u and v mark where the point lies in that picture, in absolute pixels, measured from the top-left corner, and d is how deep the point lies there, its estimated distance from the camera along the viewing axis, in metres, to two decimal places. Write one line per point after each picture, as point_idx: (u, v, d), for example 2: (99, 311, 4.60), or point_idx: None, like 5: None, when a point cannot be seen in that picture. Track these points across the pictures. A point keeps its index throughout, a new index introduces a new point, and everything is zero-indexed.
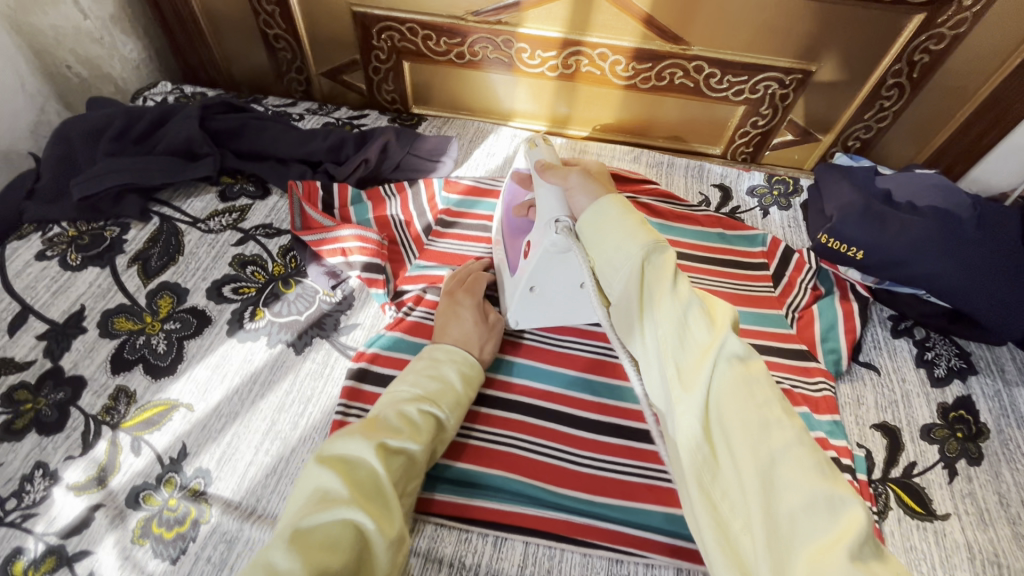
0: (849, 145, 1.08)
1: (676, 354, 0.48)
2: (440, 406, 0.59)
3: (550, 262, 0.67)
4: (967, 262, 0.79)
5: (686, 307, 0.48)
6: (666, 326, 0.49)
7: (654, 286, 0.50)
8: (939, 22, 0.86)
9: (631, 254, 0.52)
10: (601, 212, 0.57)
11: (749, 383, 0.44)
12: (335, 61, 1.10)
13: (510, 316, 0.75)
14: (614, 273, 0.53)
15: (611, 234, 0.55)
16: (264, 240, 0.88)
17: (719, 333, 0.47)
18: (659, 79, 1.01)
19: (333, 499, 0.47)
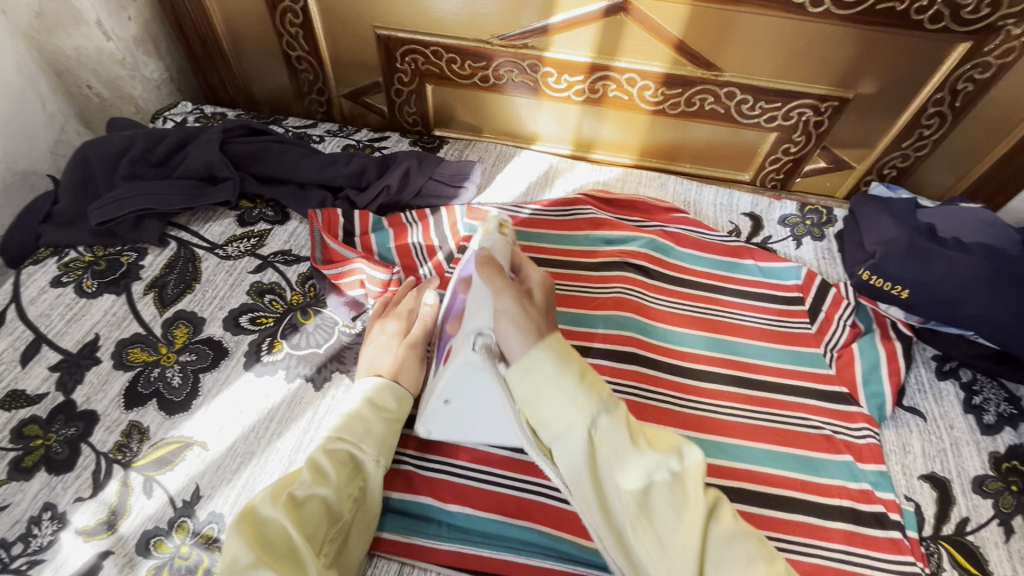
0: (884, 173, 1.04)
1: (660, 529, 0.49)
2: (350, 440, 0.60)
3: (467, 381, 0.59)
4: (1021, 304, 0.75)
5: (638, 466, 0.51)
6: (639, 496, 0.50)
7: (616, 450, 0.51)
8: (985, 51, 0.83)
9: (575, 423, 0.52)
10: (535, 361, 0.54)
11: (730, 535, 0.48)
12: (356, 83, 1.08)
13: (421, 425, 0.65)
14: (559, 431, 0.52)
15: (558, 397, 0.53)
16: (283, 268, 0.86)
17: (678, 478, 0.50)
18: (688, 105, 0.98)
19: (236, 564, 0.48)
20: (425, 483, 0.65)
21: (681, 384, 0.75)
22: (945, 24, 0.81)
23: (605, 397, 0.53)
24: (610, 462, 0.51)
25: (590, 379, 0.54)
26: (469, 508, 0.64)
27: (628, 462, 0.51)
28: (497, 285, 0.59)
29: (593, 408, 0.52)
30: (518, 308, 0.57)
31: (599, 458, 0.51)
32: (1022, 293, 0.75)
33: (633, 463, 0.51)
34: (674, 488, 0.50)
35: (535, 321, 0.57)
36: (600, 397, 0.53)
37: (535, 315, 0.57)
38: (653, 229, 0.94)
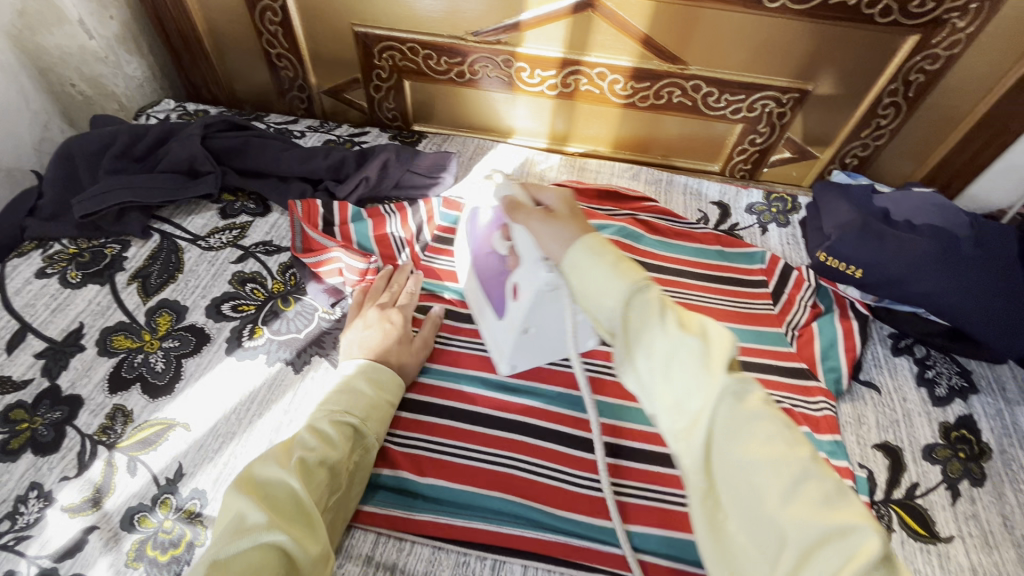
0: (847, 162, 1.08)
1: (683, 405, 0.44)
2: (352, 414, 0.63)
3: (543, 307, 0.65)
4: (966, 281, 0.79)
5: (673, 347, 0.44)
6: (664, 370, 0.44)
7: (654, 334, 0.45)
8: (934, 43, 0.87)
9: (613, 302, 0.46)
10: (576, 258, 0.50)
11: (754, 419, 0.41)
12: (336, 80, 1.11)
13: (505, 361, 0.75)
14: (603, 317, 0.48)
15: (597, 279, 0.48)
16: (264, 258, 0.89)
17: (713, 370, 0.42)
18: (657, 98, 1.02)
19: (250, 525, 0.50)
20: (401, 458, 0.68)
21: None
22: (895, 17, 0.85)
23: (642, 285, 0.46)
24: (648, 345, 0.45)
25: (627, 266, 0.48)
26: (443, 481, 0.67)
27: (657, 340, 0.44)
28: (528, 216, 0.59)
29: (631, 284, 0.46)
30: (563, 232, 0.54)
31: (629, 338, 0.46)
32: (968, 271, 0.79)
33: (665, 343, 0.44)
34: (707, 369, 0.43)
35: (579, 232, 0.54)
36: (636, 281, 0.46)
37: (580, 230, 0.54)
38: (624, 217, 0.97)
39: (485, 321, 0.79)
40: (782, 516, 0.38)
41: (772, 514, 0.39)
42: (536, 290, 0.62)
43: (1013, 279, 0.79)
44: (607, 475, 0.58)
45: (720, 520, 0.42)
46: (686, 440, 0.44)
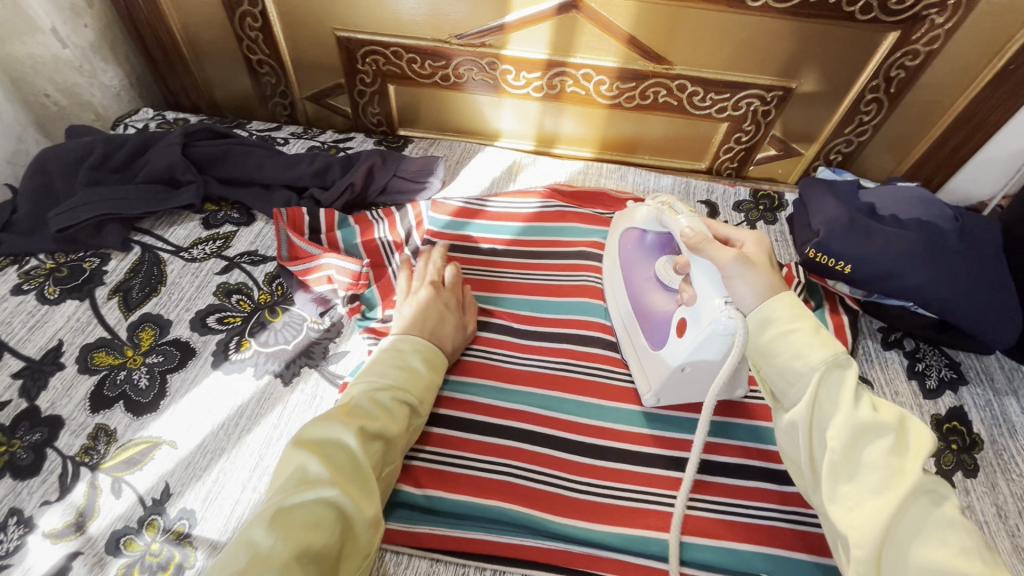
0: (831, 158, 1.09)
1: (864, 492, 0.48)
2: (411, 394, 0.64)
3: (710, 348, 0.61)
4: (953, 274, 0.79)
5: (858, 434, 0.50)
6: (845, 454, 0.50)
7: (829, 410, 0.52)
8: (913, 39, 0.88)
9: (810, 369, 0.53)
10: (768, 317, 0.56)
11: (940, 520, 0.45)
12: (319, 85, 1.09)
13: (652, 393, 0.71)
14: (787, 385, 0.55)
15: (793, 341, 0.54)
16: (249, 268, 0.87)
17: (910, 466, 0.48)
18: (643, 98, 1.02)
19: (312, 478, 0.52)
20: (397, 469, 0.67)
21: None
22: (875, 15, 0.86)
23: (844, 361, 0.53)
24: (834, 431, 0.50)
25: (830, 340, 0.54)
26: (439, 491, 0.65)
27: (842, 420, 0.51)
28: (720, 254, 0.60)
29: (836, 357, 0.53)
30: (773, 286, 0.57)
31: (818, 413, 0.53)
32: (955, 263, 0.80)
33: (853, 425, 0.50)
34: (899, 461, 0.49)
35: (771, 286, 0.57)
36: (842, 360, 0.53)
37: (774, 284, 0.58)
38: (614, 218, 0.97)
39: (632, 348, 0.77)
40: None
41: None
42: (710, 330, 0.59)
43: (997, 271, 0.80)
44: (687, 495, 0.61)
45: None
46: (853, 524, 0.48)
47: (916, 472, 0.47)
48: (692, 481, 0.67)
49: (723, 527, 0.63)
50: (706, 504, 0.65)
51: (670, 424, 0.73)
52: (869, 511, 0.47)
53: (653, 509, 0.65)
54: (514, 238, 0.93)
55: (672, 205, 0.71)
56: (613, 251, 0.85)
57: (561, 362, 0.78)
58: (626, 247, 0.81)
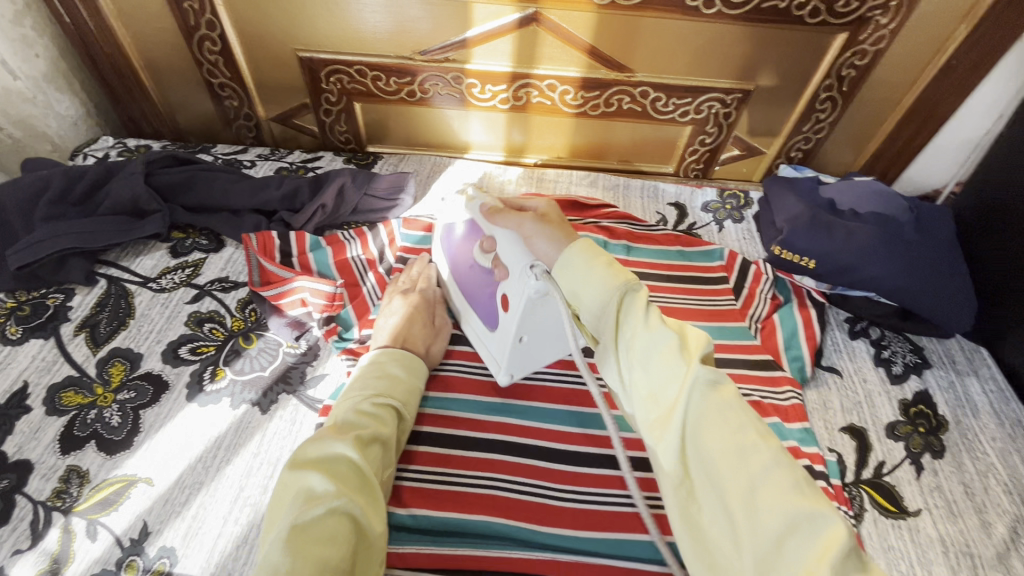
0: (792, 155, 1.12)
1: (660, 397, 0.47)
2: (394, 398, 0.65)
3: (534, 313, 0.65)
4: (911, 264, 0.83)
5: (651, 343, 0.49)
6: (643, 366, 0.49)
7: (627, 329, 0.51)
8: (861, 39, 0.92)
9: (607, 299, 0.51)
10: (569, 261, 0.55)
11: (727, 409, 0.44)
12: (284, 106, 1.09)
13: (504, 372, 0.74)
14: (599, 320, 0.52)
15: (591, 276, 0.53)
16: (221, 295, 0.86)
17: (692, 362, 0.47)
18: (607, 105, 1.04)
19: (320, 494, 0.51)
20: None
21: None
22: (823, 17, 0.89)
23: (635, 282, 0.51)
24: (637, 347, 0.49)
25: (619, 269, 0.53)
26: (425, 509, 0.65)
27: (637, 335, 0.50)
28: (519, 220, 0.63)
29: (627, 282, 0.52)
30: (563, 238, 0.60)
31: (621, 336, 0.51)
32: (912, 253, 0.83)
33: (648, 339, 0.49)
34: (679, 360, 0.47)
35: (569, 237, 0.60)
36: (631, 279, 0.52)
37: (568, 235, 0.61)
38: (586, 224, 0.98)
39: (477, 336, 0.79)
40: (752, 492, 0.41)
41: (744, 494, 0.41)
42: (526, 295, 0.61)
43: (950, 259, 0.85)
44: (638, 491, 0.52)
45: (689, 504, 0.45)
46: (659, 434, 0.47)
47: (695, 366, 0.46)
48: None
49: None
50: None
51: None
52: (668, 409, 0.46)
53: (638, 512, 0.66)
54: None
55: (467, 188, 0.74)
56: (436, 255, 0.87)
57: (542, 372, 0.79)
58: (442, 242, 0.82)
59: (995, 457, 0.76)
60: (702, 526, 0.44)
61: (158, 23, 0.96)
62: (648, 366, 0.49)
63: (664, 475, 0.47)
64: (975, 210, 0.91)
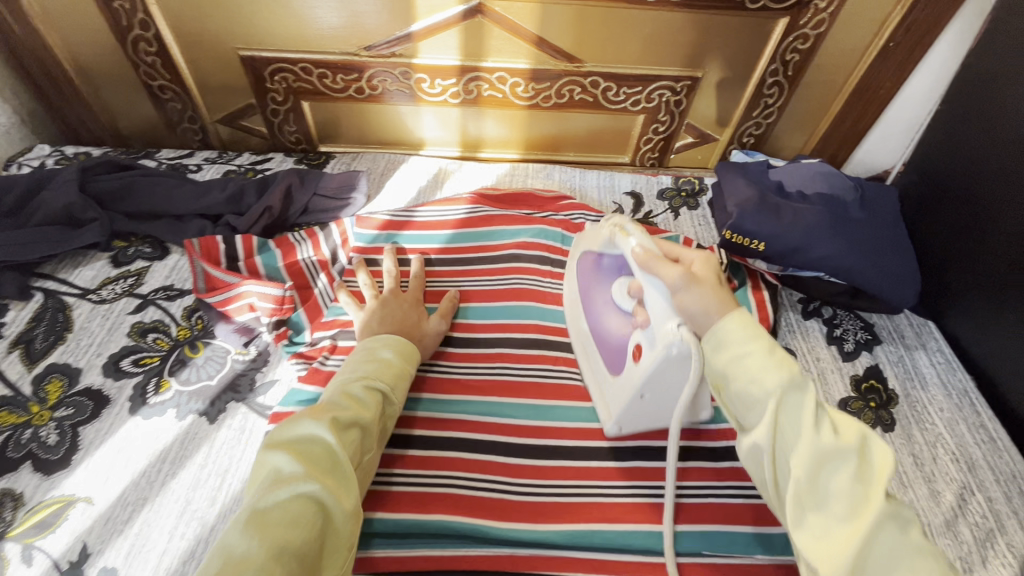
0: (745, 141, 1.14)
1: (826, 515, 0.46)
2: (382, 381, 0.63)
3: (666, 372, 0.62)
4: (854, 242, 0.84)
5: (825, 459, 0.48)
6: (812, 481, 0.47)
7: (788, 432, 0.49)
8: (801, 24, 0.94)
9: (765, 394, 0.50)
10: (722, 336, 0.54)
11: (912, 551, 0.44)
12: (229, 107, 1.06)
13: (612, 422, 0.70)
14: (748, 410, 0.51)
15: (745, 362, 0.52)
16: (165, 304, 0.83)
17: (875, 492, 0.46)
18: (559, 97, 1.04)
19: (287, 477, 0.50)
20: None
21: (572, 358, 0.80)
22: (763, 3, 0.90)
23: (798, 377, 0.50)
24: (805, 461, 0.47)
25: (783, 359, 0.51)
26: (378, 512, 0.64)
27: (806, 444, 0.48)
28: (669, 275, 0.59)
29: (792, 377, 0.50)
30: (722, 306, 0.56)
31: (780, 437, 0.49)
32: (855, 232, 0.85)
33: (817, 451, 0.47)
34: (863, 487, 0.46)
35: (723, 306, 0.56)
36: (794, 374, 0.50)
37: (726, 303, 0.56)
38: (542, 216, 0.97)
39: (591, 371, 0.76)
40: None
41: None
42: (664, 355, 0.59)
43: (891, 237, 0.87)
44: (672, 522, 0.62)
45: None
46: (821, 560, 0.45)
47: (881, 501, 0.45)
48: (630, 468, 0.69)
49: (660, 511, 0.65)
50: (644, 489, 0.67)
51: None
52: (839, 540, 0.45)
53: (595, 502, 0.66)
54: (444, 247, 0.92)
55: (623, 226, 0.70)
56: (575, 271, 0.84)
57: (498, 367, 0.78)
58: (587, 268, 0.81)
59: (942, 427, 0.78)
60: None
61: (89, 25, 0.93)
62: (816, 478, 0.47)
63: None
64: (918, 186, 0.93)
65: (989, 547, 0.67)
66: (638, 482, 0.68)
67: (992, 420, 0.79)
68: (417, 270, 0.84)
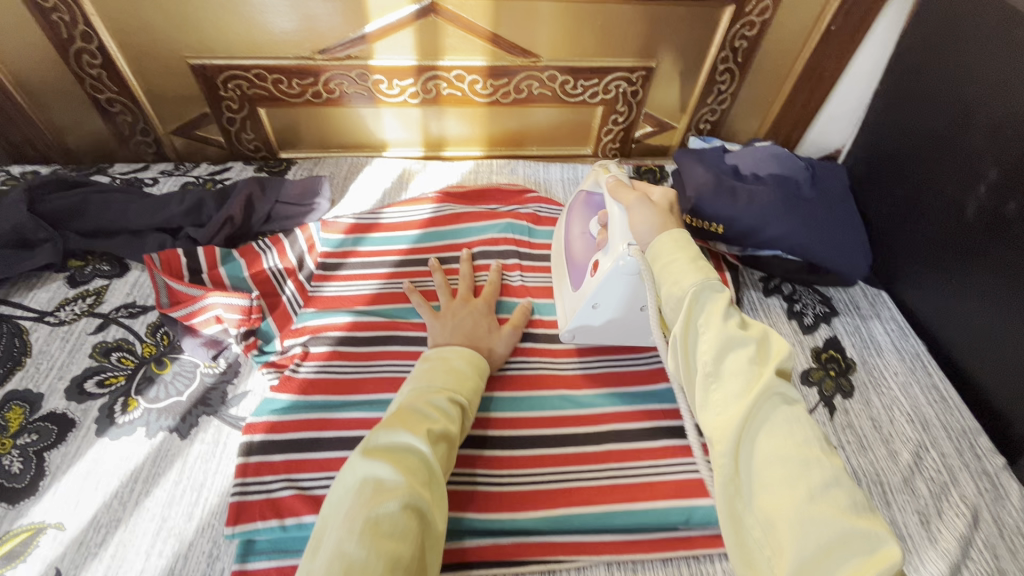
0: (701, 127, 1.17)
1: (731, 388, 0.49)
2: (462, 395, 0.64)
3: (614, 283, 0.70)
4: (807, 220, 0.88)
5: (729, 342, 0.50)
6: (718, 352, 0.50)
7: (703, 317, 0.52)
8: (747, 11, 0.97)
9: (682, 292, 0.53)
10: (659, 244, 0.60)
11: (797, 423, 0.46)
12: (183, 117, 1.03)
13: (567, 330, 0.79)
14: (670, 310, 0.55)
15: (677, 267, 0.56)
16: (128, 321, 0.81)
17: (766, 370, 0.48)
18: (518, 92, 1.05)
19: (390, 488, 0.50)
20: (301, 502, 0.64)
21: (543, 348, 0.82)
22: None
23: (713, 276, 0.54)
24: (707, 347, 0.50)
25: (703, 267, 0.56)
26: None
27: (716, 334, 0.50)
28: (629, 197, 0.68)
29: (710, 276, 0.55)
30: (663, 220, 0.63)
31: (692, 330, 0.52)
32: (808, 210, 0.89)
33: (725, 337, 0.50)
34: (758, 369, 0.49)
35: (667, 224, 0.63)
36: (710, 274, 0.54)
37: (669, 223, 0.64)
38: (508, 211, 0.99)
39: (562, 293, 0.83)
40: (807, 506, 0.41)
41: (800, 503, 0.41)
42: (615, 265, 0.68)
43: (842, 213, 0.91)
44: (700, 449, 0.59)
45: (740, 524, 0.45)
46: (716, 443, 0.48)
47: (770, 377, 0.48)
48: (604, 451, 0.72)
49: (635, 491, 0.68)
50: (618, 471, 0.70)
51: (577, 403, 0.77)
52: (729, 414, 0.47)
53: (572, 487, 0.68)
54: (411, 247, 0.92)
55: (606, 165, 0.79)
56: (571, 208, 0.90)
57: None
58: (577, 204, 0.86)
59: (898, 390, 0.82)
60: (740, 517, 0.46)
61: (27, 39, 0.89)
62: (722, 363, 0.50)
63: (716, 469, 0.47)
64: (864, 163, 0.97)
65: (945, 499, 0.71)
66: (613, 465, 0.70)
67: (942, 380, 0.83)
68: (495, 280, 0.85)
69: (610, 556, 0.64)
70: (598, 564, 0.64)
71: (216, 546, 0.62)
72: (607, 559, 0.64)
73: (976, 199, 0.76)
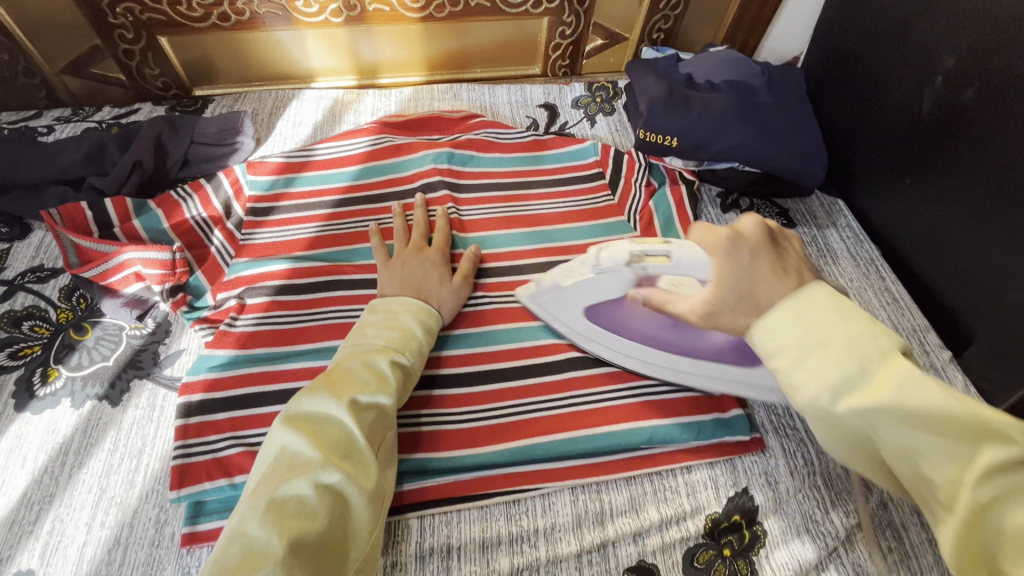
0: (655, 37, 1.09)
1: (924, 483, 0.40)
2: (405, 355, 0.60)
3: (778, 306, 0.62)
4: (764, 127, 0.84)
5: (898, 438, 0.40)
6: (892, 446, 0.40)
7: (844, 418, 0.41)
8: None
9: (825, 386, 0.41)
10: (800, 304, 0.44)
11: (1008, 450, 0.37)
12: (73, 52, 0.91)
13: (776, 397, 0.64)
14: (834, 421, 0.42)
15: (806, 365, 0.42)
16: (37, 287, 0.73)
17: (959, 410, 0.38)
18: (453, 4, 0.95)
19: (304, 462, 0.48)
20: (250, 458, 0.61)
21: (498, 281, 0.79)
22: None
23: (871, 363, 0.41)
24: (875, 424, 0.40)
25: (847, 318, 0.43)
26: None
27: (870, 413, 0.40)
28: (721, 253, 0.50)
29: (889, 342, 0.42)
30: (777, 266, 0.48)
31: (841, 421, 0.41)
32: (764, 115, 0.85)
33: (881, 412, 0.40)
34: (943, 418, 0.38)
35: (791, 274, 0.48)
36: (863, 367, 0.41)
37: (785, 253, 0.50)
38: (451, 140, 0.92)
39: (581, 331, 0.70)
40: None
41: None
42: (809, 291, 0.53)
43: (800, 119, 0.87)
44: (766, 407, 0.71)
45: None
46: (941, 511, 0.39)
47: (958, 431, 0.38)
48: (565, 380, 0.70)
49: (597, 415, 0.68)
50: (578, 398, 0.69)
51: (535, 333, 0.74)
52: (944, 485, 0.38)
53: (534, 418, 0.67)
54: (350, 185, 0.85)
55: (645, 253, 0.58)
56: (573, 326, 0.70)
57: None
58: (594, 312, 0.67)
59: (852, 295, 0.83)
60: None
61: None
62: (911, 467, 0.40)
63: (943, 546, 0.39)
64: (823, 66, 0.94)
65: None
66: (572, 392, 0.69)
67: (895, 283, 0.84)
68: (444, 223, 0.79)
69: (574, 481, 0.64)
70: (562, 489, 0.64)
71: (164, 511, 0.59)
72: (571, 483, 0.64)
73: (932, 91, 0.74)
